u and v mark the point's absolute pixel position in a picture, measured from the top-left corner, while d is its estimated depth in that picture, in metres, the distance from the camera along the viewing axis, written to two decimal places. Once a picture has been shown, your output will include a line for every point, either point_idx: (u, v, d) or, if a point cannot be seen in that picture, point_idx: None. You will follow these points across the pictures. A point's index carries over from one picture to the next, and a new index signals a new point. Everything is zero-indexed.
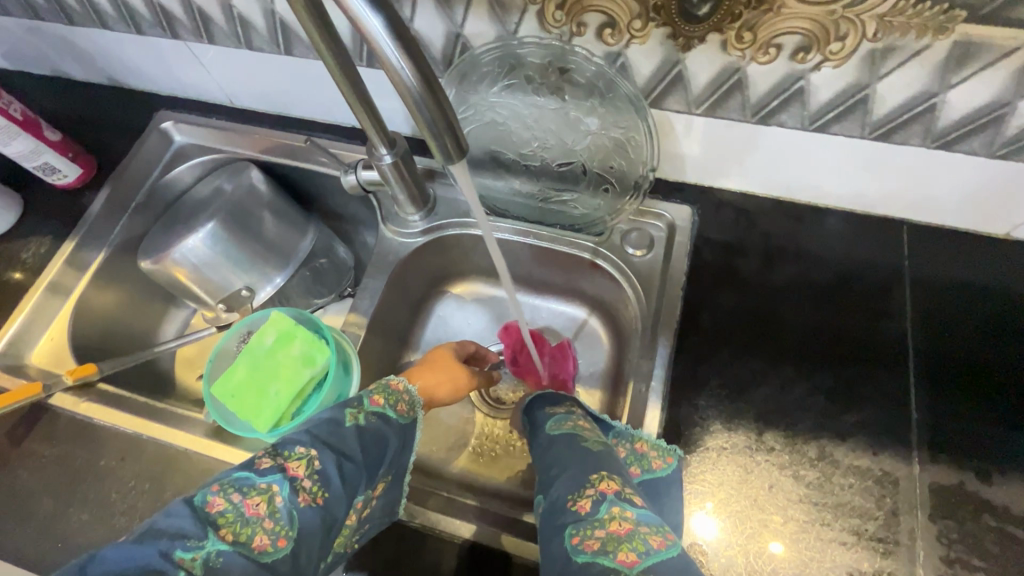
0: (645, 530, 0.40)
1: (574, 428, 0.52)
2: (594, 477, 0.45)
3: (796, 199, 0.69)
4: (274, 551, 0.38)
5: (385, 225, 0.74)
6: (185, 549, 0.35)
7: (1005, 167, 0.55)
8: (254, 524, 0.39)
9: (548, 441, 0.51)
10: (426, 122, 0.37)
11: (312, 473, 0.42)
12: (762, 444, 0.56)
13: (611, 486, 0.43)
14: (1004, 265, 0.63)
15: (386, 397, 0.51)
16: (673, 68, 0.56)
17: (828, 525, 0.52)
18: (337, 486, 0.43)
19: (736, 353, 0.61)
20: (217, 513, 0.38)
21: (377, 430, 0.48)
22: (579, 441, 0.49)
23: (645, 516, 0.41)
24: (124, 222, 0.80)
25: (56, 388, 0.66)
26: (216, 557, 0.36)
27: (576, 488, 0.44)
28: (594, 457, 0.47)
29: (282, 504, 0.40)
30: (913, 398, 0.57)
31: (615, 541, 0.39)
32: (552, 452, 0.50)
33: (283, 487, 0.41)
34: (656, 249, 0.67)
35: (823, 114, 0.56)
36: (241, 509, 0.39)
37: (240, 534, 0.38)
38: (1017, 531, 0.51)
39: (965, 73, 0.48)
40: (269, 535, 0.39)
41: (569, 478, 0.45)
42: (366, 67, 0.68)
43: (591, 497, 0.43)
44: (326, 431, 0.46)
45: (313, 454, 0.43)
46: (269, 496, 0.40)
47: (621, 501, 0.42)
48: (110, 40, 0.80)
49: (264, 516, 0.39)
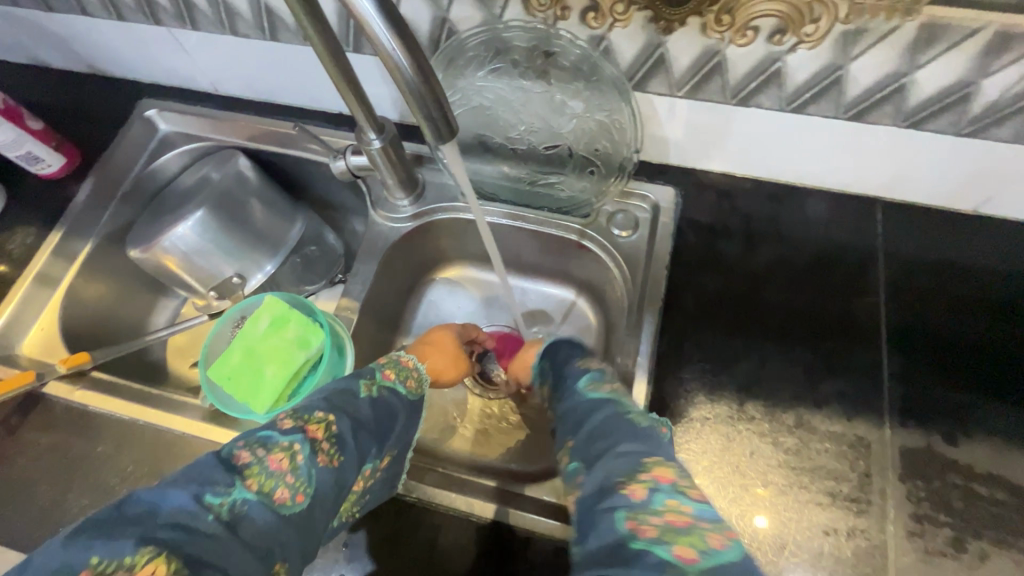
0: (705, 527, 0.36)
1: (612, 392, 0.49)
2: (648, 461, 0.41)
3: (775, 179, 0.71)
4: (293, 505, 0.40)
5: (375, 210, 0.74)
6: (214, 494, 0.37)
7: (971, 144, 0.58)
8: (278, 477, 0.40)
9: (585, 405, 0.48)
10: (420, 103, 0.38)
11: (329, 436, 0.44)
12: (743, 414, 0.59)
13: (665, 474, 0.40)
14: (971, 239, 0.66)
15: (396, 373, 0.53)
16: (655, 51, 0.58)
17: (806, 487, 0.55)
18: (351, 450, 0.45)
19: (719, 329, 0.64)
20: (244, 464, 0.39)
21: (388, 402, 0.50)
22: (619, 412, 0.47)
23: (704, 512, 0.38)
24: (110, 211, 0.80)
25: (49, 376, 0.66)
26: (241, 505, 0.38)
27: (627, 467, 0.41)
28: (642, 434, 0.44)
29: (303, 462, 0.41)
30: (885, 366, 0.60)
31: (672, 532, 0.36)
32: (592, 420, 0.46)
33: (304, 447, 0.42)
34: (640, 230, 0.69)
35: (800, 95, 0.58)
36: (265, 463, 0.40)
37: (264, 485, 0.39)
38: (980, 488, 0.54)
39: (931, 53, 0.50)
40: (289, 490, 0.40)
41: (619, 457, 0.42)
42: (354, 52, 0.68)
43: (645, 484, 0.39)
44: (342, 399, 0.47)
45: (331, 419, 0.45)
46: (292, 453, 0.41)
47: (678, 491, 0.39)
48: (90, 27, 0.79)
49: (286, 471, 0.40)
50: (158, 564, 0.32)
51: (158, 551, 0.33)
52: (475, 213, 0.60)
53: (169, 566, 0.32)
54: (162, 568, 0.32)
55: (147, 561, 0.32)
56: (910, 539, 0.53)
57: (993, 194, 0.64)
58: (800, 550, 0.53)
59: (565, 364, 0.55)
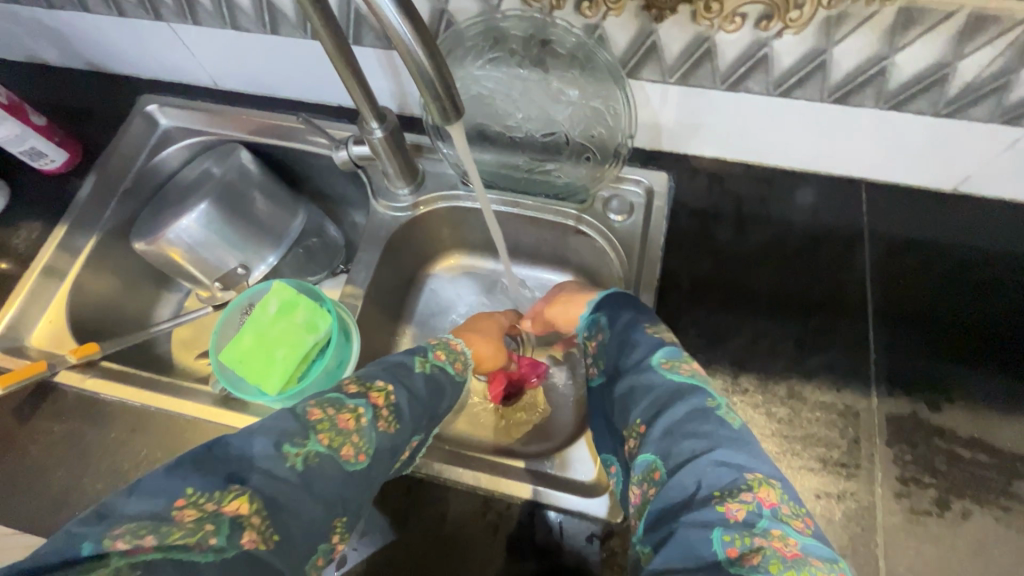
0: (811, 563, 0.37)
1: (692, 376, 0.48)
2: (752, 479, 0.41)
3: (764, 163, 0.73)
4: (355, 462, 0.45)
5: (376, 200, 0.76)
6: (291, 445, 0.42)
7: (950, 124, 0.60)
8: (345, 435, 0.45)
9: (667, 389, 0.48)
10: (429, 84, 0.40)
11: (388, 404, 0.48)
12: (737, 386, 0.61)
13: (769, 498, 0.40)
14: (951, 218, 0.69)
15: (447, 354, 0.57)
16: (647, 38, 0.60)
17: (798, 454, 0.58)
18: (408, 420, 0.49)
19: (713, 308, 0.66)
20: (316, 420, 0.45)
21: (440, 378, 0.54)
22: (707, 403, 0.46)
23: (811, 547, 0.38)
24: (114, 205, 0.81)
25: (60, 365, 0.68)
26: (313, 456, 0.43)
27: (727, 482, 0.40)
28: (736, 435, 0.43)
29: (366, 424, 0.46)
30: (871, 338, 0.63)
31: (779, 565, 0.36)
32: (677, 413, 0.45)
33: (368, 411, 0.47)
34: (635, 214, 0.71)
35: (786, 80, 0.60)
36: (335, 421, 0.45)
37: (334, 441, 0.44)
38: (962, 451, 0.57)
39: (910, 37, 0.53)
40: (354, 449, 0.45)
41: (718, 467, 0.41)
42: (356, 45, 0.70)
43: (747, 504, 0.39)
44: (400, 370, 0.52)
45: (391, 389, 0.49)
46: (356, 415, 0.46)
47: (781, 517, 0.39)
48: (91, 23, 0.80)
49: (353, 431, 0.45)
50: (242, 502, 0.39)
51: (243, 490, 0.39)
52: (479, 199, 0.63)
53: (251, 505, 0.39)
54: (244, 506, 0.39)
55: (233, 497, 0.39)
56: (896, 500, 0.56)
57: (971, 174, 0.67)
58: None
59: (633, 330, 0.54)
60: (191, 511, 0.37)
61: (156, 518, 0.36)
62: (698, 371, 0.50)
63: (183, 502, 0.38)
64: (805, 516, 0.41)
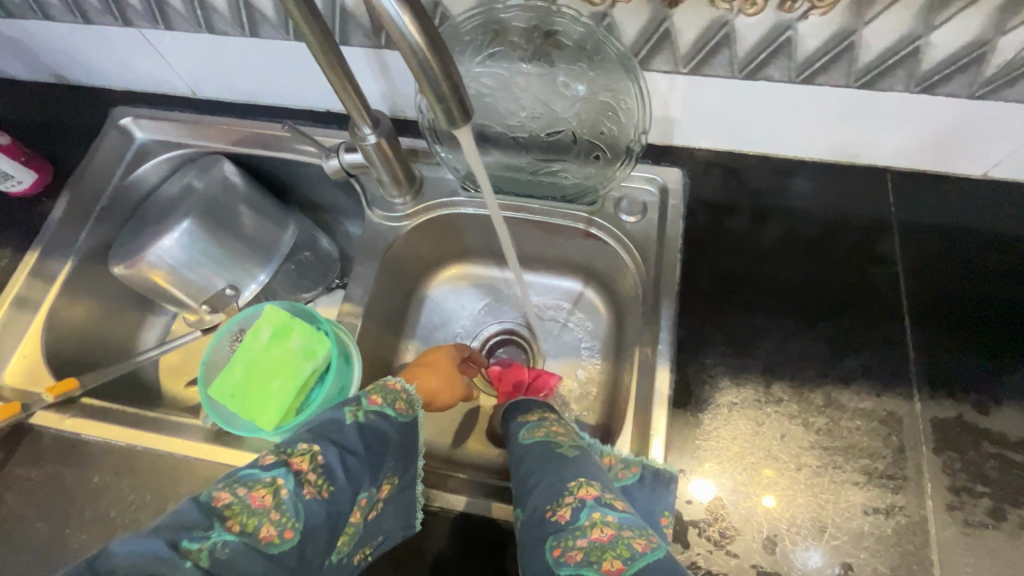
0: (629, 533, 0.38)
1: (546, 434, 0.49)
2: (572, 485, 0.42)
3: (781, 155, 0.69)
4: (281, 542, 0.38)
5: (371, 209, 0.71)
6: (192, 540, 0.35)
7: (985, 106, 0.57)
8: (262, 516, 0.38)
9: (519, 445, 0.49)
10: (433, 84, 0.36)
11: (316, 466, 0.42)
12: (770, 396, 0.57)
13: (589, 492, 0.42)
14: (984, 204, 0.66)
15: (385, 396, 0.49)
16: (660, 26, 0.56)
17: (840, 468, 0.54)
18: (342, 481, 0.42)
19: (738, 311, 0.62)
20: (224, 506, 0.38)
21: (378, 426, 0.47)
22: (549, 443, 0.48)
23: (626, 518, 0.40)
24: (89, 228, 0.75)
25: (36, 406, 0.62)
26: (222, 547, 0.36)
27: (553, 496, 0.42)
28: (568, 459, 0.45)
29: (287, 496, 0.39)
30: (908, 337, 0.59)
31: (595, 550, 0.37)
32: (523, 461, 0.48)
33: (288, 481, 0.40)
34: (649, 214, 0.67)
35: (810, 65, 0.56)
36: (247, 501, 0.38)
37: (247, 525, 0.37)
38: (1014, 456, 0.53)
39: (948, 13, 0.49)
40: (277, 528, 0.38)
41: (545, 487, 0.43)
42: (345, 45, 0.65)
43: (571, 506, 0.41)
44: (324, 428, 0.45)
45: (315, 449, 0.42)
46: (274, 488, 0.39)
47: (601, 504, 0.41)
48: (54, 32, 0.74)
49: (271, 508, 0.39)
50: None
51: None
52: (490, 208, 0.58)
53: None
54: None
55: None
56: (949, 513, 0.52)
57: (1004, 157, 0.63)
58: (840, 531, 0.51)
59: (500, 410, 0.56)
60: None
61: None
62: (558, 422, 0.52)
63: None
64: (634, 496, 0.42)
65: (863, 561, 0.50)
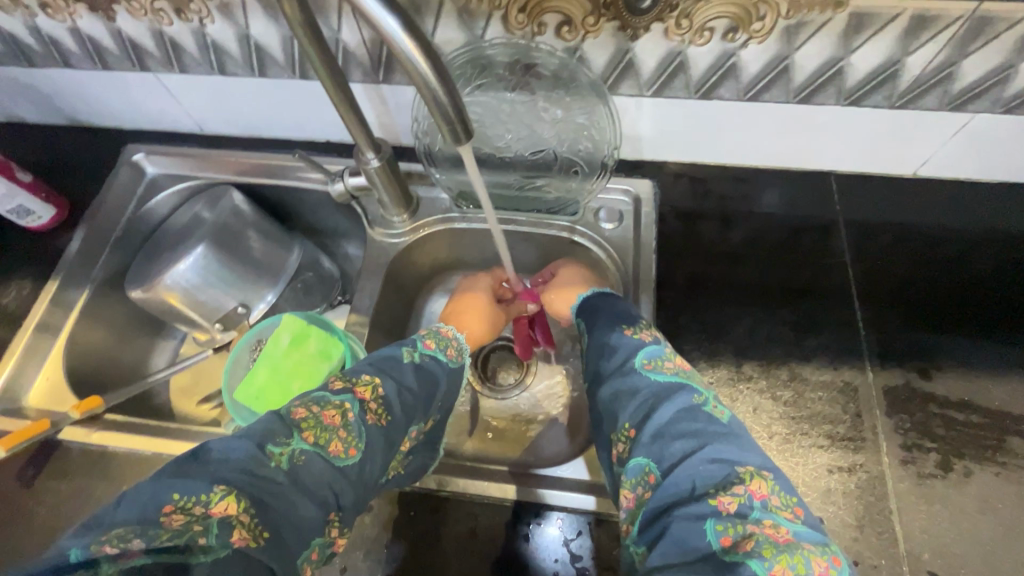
0: (807, 549, 0.38)
1: (678, 374, 0.53)
2: (743, 473, 0.43)
3: (740, 164, 0.78)
4: (345, 457, 0.47)
5: (372, 228, 0.77)
6: (275, 445, 0.45)
7: (905, 115, 0.66)
8: (332, 431, 0.48)
9: (654, 390, 0.51)
10: (440, 108, 0.43)
11: (376, 397, 0.52)
12: (742, 374, 0.64)
13: (760, 491, 0.42)
14: (916, 200, 0.75)
15: (436, 343, 0.61)
16: (624, 57, 0.64)
17: (806, 433, 0.61)
18: (396, 411, 0.52)
19: (710, 302, 0.69)
20: (301, 419, 0.47)
21: (428, 366, 0.58)
22: (694, 402, 0.49)
23: (803, 534, 0.39)
24: (105, 257, 0.80)
25: (64, 422, 0.66)
26: (300, 454, 0.45)
27: (718, 477, 0.43)
28: (728, 437, 0.46)
29: (353, 418, 0.49)
30: (858, 317, 0.67)
31: (772, 549, 0.37)
32: (665, 411, 0.49)
33: (354, 406, 0.50)
34: (626, 221, 0.74)
35: (754, 85, 0.65)
36: (321, 418, 0.48)
37: (320, 438, 0.47)
38: (956, 414, 0.61)
39: (862, 39, 0.58)
40: (342, 444, 0.48)
41: (708, 462, 0.44)
42: (359, 83, 0.73)
43: (739, 497, 0.41)
44: (386, 364, 0.55)
45: (376, 382, 0.53)
46: (343, 411, 0.49)
47: (771, 508, 0.41)
48: (72, 78, 0.80)
49: (339, 426, 0.48)
50: (230, 502, 0.40)
51: (230, 490, 0.40)
52: (488, 218, 0.65)
53: (239, 504, 0.40)
54: (233, 506, 0.40)
55: (220, 499, 0.39)
56: (904, 467, 0.59)
57: (928, 158, 0.72)
58: (810, 489, 0.58)
59: (612, 337, 0.58)
60: (178, 515, 0.38)
61: (143, 522, 0.37)
62: (681, 369, 0.54)
63: (170, 508, 0.38)
64: (797, 506, 0.42)
65: (832, 514, 0.57)
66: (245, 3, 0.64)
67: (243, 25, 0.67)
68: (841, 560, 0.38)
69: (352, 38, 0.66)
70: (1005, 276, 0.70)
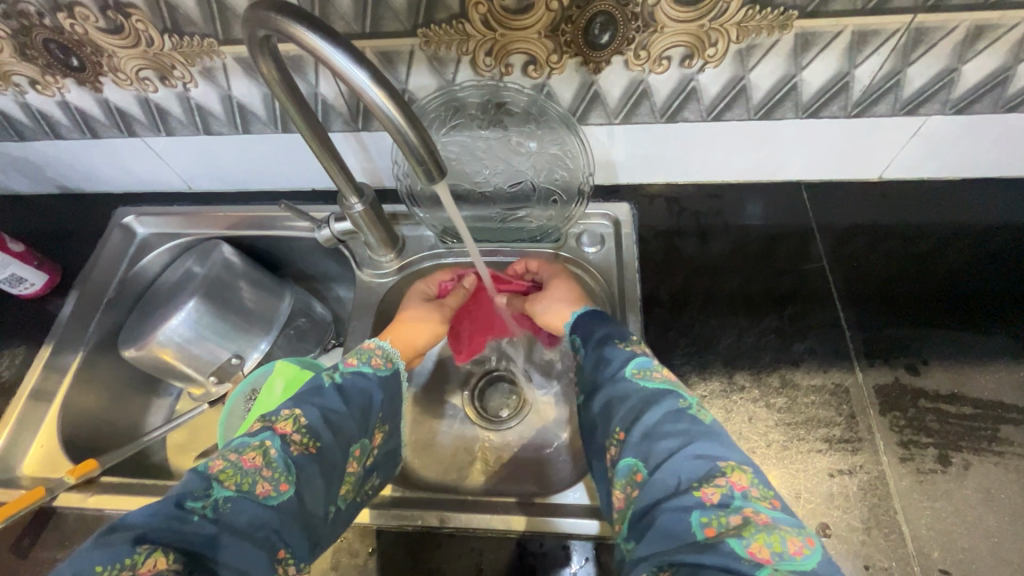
0: (784, 530, 0.41)
1: (670, 381, 0.54)
2: (725, 466, 0.45)
3: (712, 182, 0.81)
4: (278, 494, 0.47)
5: (361, 270, 0.79)
6: (195, 499, 0.44)
7: (860, 123, 0.69)
8: (254, 474, 0.47)
9: (642, 395, 0.52)
10: (412, 151, 0.44)
11: (298, 428, 0.51)
12: (734, 385, 0.65)
13: (740, 481, 0.44)
14: (887, 202, 0.77)
15: (360, 358, 0.61)
16: (590, 89, 0.67)
17: (804, 439, 0.61)
18: (325, 434, 0.52)
19: (696, 317, 0.71)
20: (219, 471, 0.47)
21: (355, 382, 0.58)
22: (679, 404, 0.51)
23: (781, 518, 0.42)
24: (97, 320, 0.81)
25: (59, 488, 0.66)
26: (224, 502, 0.45)
27: (702, 471, 0.45)
28: (714, 434, 0.48)
29: (276, 454, 0.48)
30: (842, 319, 0.69)
31: (751, 529, 0.40)
32: (650, 416, 0.50)
33: (275, 441, 0.49)
34: (607, 243, 0.76)
35: (716, 105, 0.68)
36: (240, 464, 0.47)
37: (242, 484, 0.46)
38: (947, 407, 0.62)
39: (810, 55, 0.62)
40: (270, 483, 0.47)
41: (691, 460, 0.46)
42: (339, 132, 0.76)
43: (721, 488, 0.43)
44: (309, 395, 0.55)
45: (298, 414, 0.52)
46: (263, 450, 0.48)
47: (750, 497, 0.43)
48: (62, 148, 0.82)
49: (261, 466, 0.47)
50: (157, 558, 0.40)
51: (155, 547, 0.40)
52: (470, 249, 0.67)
53: (168, 558, 0.40)
54: (162, 561, 0.40)
55: (147, 557, 0.40)
56: (903, 465, 0.59)
57: (891, 161, 0.75)
58: (813, 495, 0.58)
59: (606, 349, 0.59)
60: None
61: None
62: (671, 377, 0.55)
63: None
64: (775, 498, 0.44)
65: (837, 518, 0.56)
66: (226, 67, 0.67)
67: (225, 87, 0.70)
68: (816, 540, 0.40)
69: (330, 91, 0.69)
70: (982, 268, 0.71)
